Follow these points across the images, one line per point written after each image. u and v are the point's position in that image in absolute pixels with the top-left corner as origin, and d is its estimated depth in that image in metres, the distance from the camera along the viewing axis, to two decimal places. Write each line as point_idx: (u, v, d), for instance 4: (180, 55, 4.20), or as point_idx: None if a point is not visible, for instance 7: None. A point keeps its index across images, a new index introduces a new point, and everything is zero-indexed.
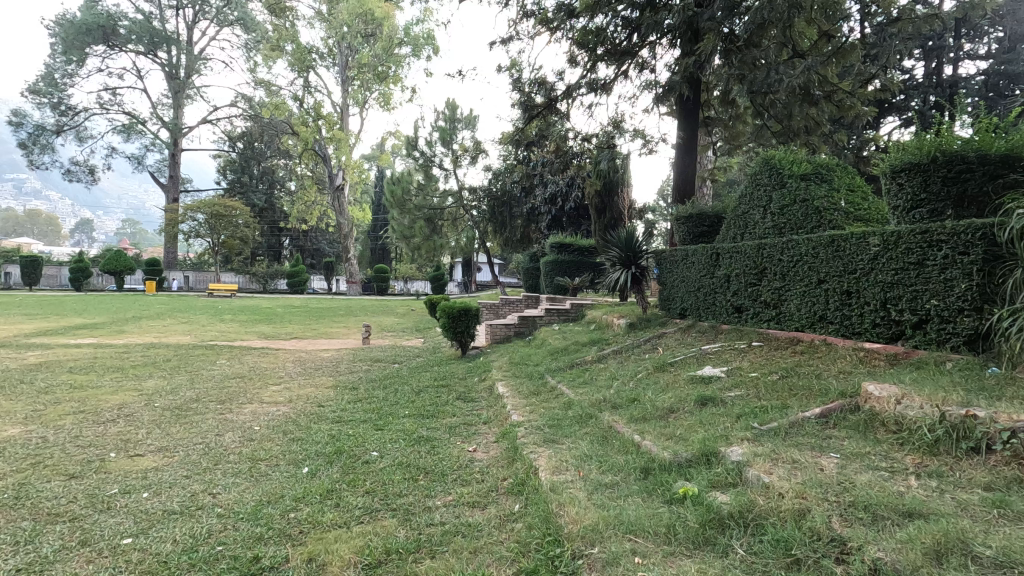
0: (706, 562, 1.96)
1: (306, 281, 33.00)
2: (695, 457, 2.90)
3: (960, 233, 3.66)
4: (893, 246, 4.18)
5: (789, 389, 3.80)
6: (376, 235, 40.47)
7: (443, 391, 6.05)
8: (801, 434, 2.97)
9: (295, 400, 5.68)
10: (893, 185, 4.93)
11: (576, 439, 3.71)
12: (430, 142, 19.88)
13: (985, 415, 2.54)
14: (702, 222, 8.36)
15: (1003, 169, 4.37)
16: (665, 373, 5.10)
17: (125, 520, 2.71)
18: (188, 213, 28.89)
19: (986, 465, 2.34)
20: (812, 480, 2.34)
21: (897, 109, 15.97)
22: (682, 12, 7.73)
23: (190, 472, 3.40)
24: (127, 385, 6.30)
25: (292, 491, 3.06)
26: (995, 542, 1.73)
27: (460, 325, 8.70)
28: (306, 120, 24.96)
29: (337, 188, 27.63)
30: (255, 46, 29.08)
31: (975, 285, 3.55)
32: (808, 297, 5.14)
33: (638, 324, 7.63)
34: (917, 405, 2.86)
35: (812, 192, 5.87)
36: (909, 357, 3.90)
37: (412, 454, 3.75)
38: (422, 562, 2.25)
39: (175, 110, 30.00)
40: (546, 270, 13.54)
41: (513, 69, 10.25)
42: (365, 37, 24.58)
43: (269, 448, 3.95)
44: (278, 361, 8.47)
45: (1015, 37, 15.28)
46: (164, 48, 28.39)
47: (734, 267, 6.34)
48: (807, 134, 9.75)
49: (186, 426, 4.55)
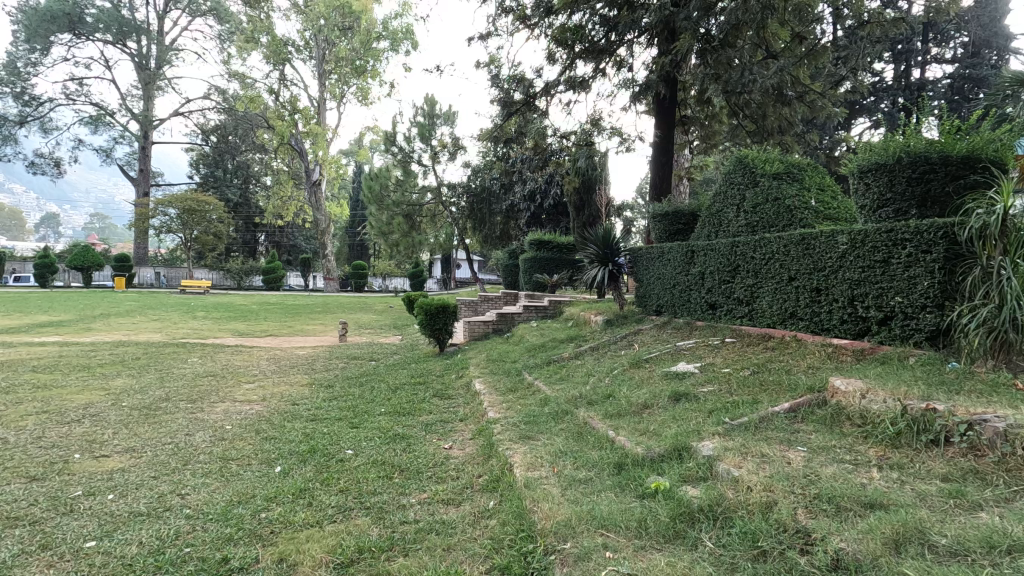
0: (675, 556, 1.98)
1: (282, 278, 32.43)
2: (667, 452, 2.95)
3: (923, 233, 3.76)
4: (860, 244, 4.29)
5: (759, 384, 3.88)
6: (354, 232, 40.08)
7: (421, 388, 5.99)
8: (770, 428, 3.03)
9: (269, 398, 5.58)
10: (861, 186, 5.07)
11: (552, 435, 3.73)
12: (409, 138, 19.67)
13: (944, 408, 2.61)
14: (678, 220, 8.46)
15: (965, 169, 4.50)
16: (640, 369, 5.15)
17: (90, 523, 2.64)
18: (159, 208, 28.06)
19: (944, 457, 2.41)
20: (779, 474, 2.39)
21: (867, 110, 16.45)
22: (659, 11, 7.81)
23: (158, 472, 3.33)
24: (93, 385, 6.10)
25: (263, 491, 3.01)
26: (950, 532, 1.78)
27: (438, 322, 8.62)
28: (281, 114, 24.48)
29: (314, 183, 27.22)
30: (229, 37, 28.32)
31: (937, 283, 3.65)
32: (779, 293, 5.23)
33: (615, 321, 7.70)
34: (880, 399, 2.95)
35: (783, 191, 5.97)
36: (874, 352, 3.99)
37: (388, 452, 3.71)
38: (395, 560, 2.24)
39: (145, 102, 29.17)
40: (526, 266, 13.56)
41: (491, 65, 10.26)
42: (342, 31, 23.97)
43: (241, 447, 3.88)
44: (253, 359, 8.28)
45: (978, 43, 15.82)
46: (134, 37, 27.55)
47: (708, 266, 6.43)
48: (780, 134, 9.86)
49: (155, 426, 4.44)
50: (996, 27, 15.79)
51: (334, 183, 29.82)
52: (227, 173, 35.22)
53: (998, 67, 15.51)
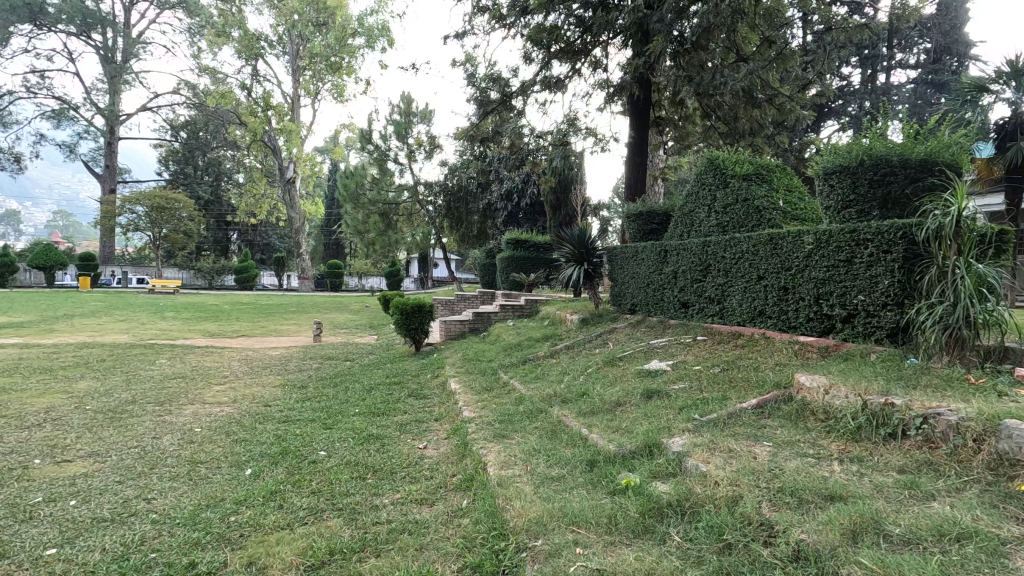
0: (644, 550, 2.02)
1: (255, 277, 31.84)
2: (638, 449, 2.99)
3: (884, 233, 3.89)
4: (825, 244, 4.41)
5: (728, 381, 3.96)
6: (330, 230, 39.59)
7: (395, 388, 5.95)
8: (737, 424, 3.10)
9: (240, 399, 5.51)
10: (826, 187, 5.19)
11: (526, 434, 3.74)
12: (385, 135, 19.47)
13: (902, 403, 2.70)
14: (652, 220, 8.57)
15: (922, 173, 4.66)
16: (614, 367, 5.21)
17: (50, 529, 2.57)
18: (126, 205, 27.25)
19: (902, 449, 2.51)
20: (744, 469, 2.44)
21: (835, 113, 16.86)
22: (633, 13, 7.94)
23: (123, 477, 3.25)
24: (55, 388, 5.92)
25: (233, 494, 2.97)
26: (904, 521, 1.86)
27: (414, 322, 8.57)
28: (254, 110, 23.98)
29: (288, 181, 26.78)
30: (199, 31, 27.60)
31: (897, 282, 3.79)
32: (749, 292, 5.35)
33: (591, 320, 7.77)
34: (843, 394, 3.03)
35: (753, 192, 6.11)
36: (839, 348, 4.10)
37: (361, 452, 3.69)
38: (366, 561, 2.23)
39: (111, 96, 28.28)
40: (503, 265, 13.56)
41: (467, 64, 10.26)
42: (317, 26, 23.58)
43: (210, 450, 3.82)
44: (223, 360, 8.12)
45: (940, 49, 16.40)
46: (99, 29, 26.71)
47: (680, 265, 6.54)
48: (751, 136, 10.05)
49: (120, 430, 4.33)
50: (957, 34, 16.38)
51: (308, 181, 29.37)
52: (198, 170, 34.44)
53: (959, 73, 16.12)
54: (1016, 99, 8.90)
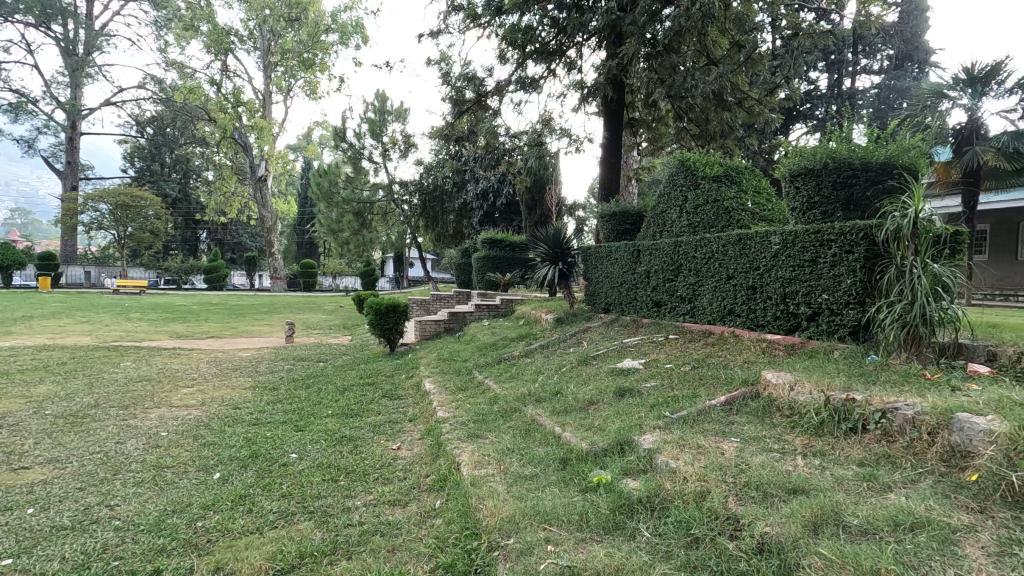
0: (614, 547, 2.04)
1: (225, 277, 31.13)
2: (610, 447, 3.02)
3: (847, 234, 4.01)
4: (791, 244, 4.53)
5: (698, 379, 4.04)
6: (303, 230, 38.97)
7: (369, 389, 5.90)
8: (707, 421, 3.16)
9: (209, 402, 5.38)
10: (792, 189, 5.32)
11: (499, 434, 3.75)
12: (359, 134, 19.20)
13: (862, 398, 2.80)
14: (626, 220, 8.68)
15: (883, 176, 4.81)
16: (588, 366, 5.26)
17: (6, 540, 2.48)
18: (89, 203, 26.34)
19: (861, 443, 2.59)
20: (712, 465, 2.49)
21: (803, 116, 17.29)
22: (606, 15, 8.10)
23: (84, 483, 3.15)
24: (12, 392, 5.70)
25: (201, 498, 2.91)
26: (862, 513, 1.92)
27: (388, 322, 8.51)
28: (224, 106, 23.39)
29: (260, 179, 26.25)
30: (166, 24, 26.85)
31: (859, 281, 3.92)
32: (719, 291, 5.45)
33: (565, 319, 7.83)
34: (807, 390, 3.11)
35: (722, 193, 6.24)
36: (804, 346, 4.21)
37: (334, 454, 3.66)
38: (338, 563, 2.21)
39: (73, 89, 27.31)
40: (479, 265, 13.54)
41: (442, 63, 10.22)
42: (289, 22, 23.17)
43: (177, 454, 3.73)
44: (192, 362, 7.93)
45: (902, 56, 16.98)
46: (59, 20, 25.77)
47: (653, 265, 6.64)
48: (722, 138, 10.26)
49: (82, 435, 4.20)
50: (918, 41, 16.96)
51: (280, 179, 28.82)
52: (165, 166, 33.51)
53: (919, 79, 16.70)
54: (972, 105, 9.27)
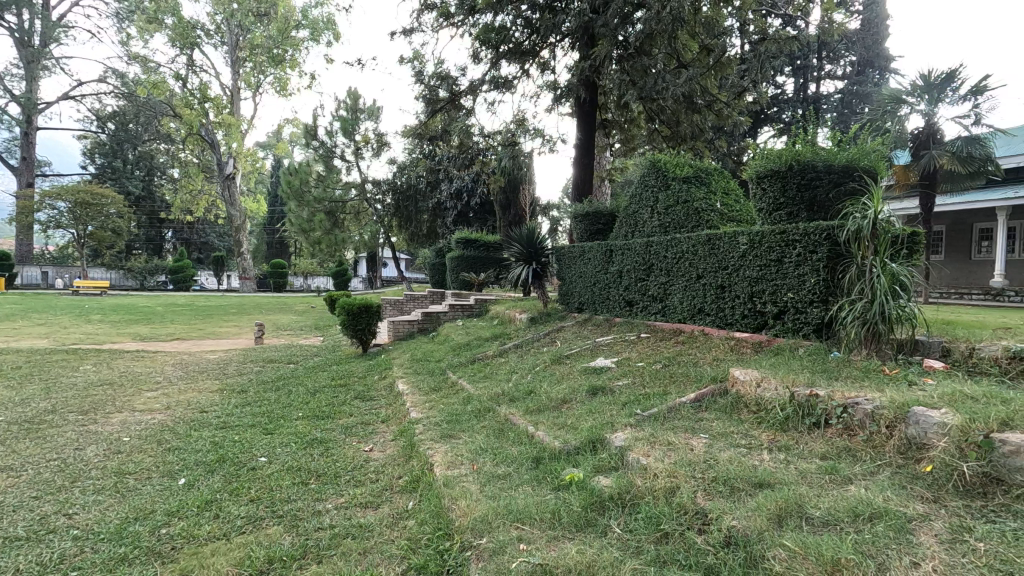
0: (585, 543, 2.06)
1: (192, 277, 30.29)
2: (582, 445, 3.05)
3: (810, 234, 4.13)
4: (757, 244, 4.65)
5: (669, 376, 4.11)
6: (273, 229, 38.18)
7: (341, 390, 5.82)
8: (677, 418, 3.22)
9: (174, 406, 5.24)
10: (759, 190, 5.44)
11: (472, 433, 3.74)
12: (331, 132, 18.88)
13: (825, 393, 2.88)
14: (599, 220, 8.76)
15: (844, 178, 4.97)
16: (561, 365, 5.30)
17: None
18: (46, 201, 25.30)
19: (824, 437, 2.68)
20: (682, 461, 2.53)
21: (770, 119, 17.70)
22: (579, 17, 8.18)
23: (40, 492, 3.03)
24: None
25: (165, 505, 2.83)
26: (824, 504, 1.98)
27: (361, 322, 8.42)
28: (190, 102, 22.75)
29: (228, 177, 25.62)
30: (129, 16, 25.99)
31: (822, 280, 4.04)
32: (689, 290, 5.54)
33: (539, 319, 7.86)
34: (772, 387, 3.19)
35: (692, 194, 6.36)
36: (770, 344, 4.32)
37: (304, 456, 3.60)
38: (307, 567, 2.18)
39: (28, 82, 26.22)
40: (452, 265, 13.48)
41: (415, 61, 10.15)
42: (257, 17, 22.66)
43: (140, 460, 3.62)
44: (156, 365, 7.70)
45: (864, 62, 17.51)
46: (13, 10, 24.71)
47: (625, 264, 6.72)
48: (692, 140, 10.44)
49: (38, 442, 4.03)
50: (878, 48, 17.53)
51: (249, 177, 28.18)
52: (127, 163, 32.43)
53: (879, 85, 17.28)
54: (929, 111, 9.64)
